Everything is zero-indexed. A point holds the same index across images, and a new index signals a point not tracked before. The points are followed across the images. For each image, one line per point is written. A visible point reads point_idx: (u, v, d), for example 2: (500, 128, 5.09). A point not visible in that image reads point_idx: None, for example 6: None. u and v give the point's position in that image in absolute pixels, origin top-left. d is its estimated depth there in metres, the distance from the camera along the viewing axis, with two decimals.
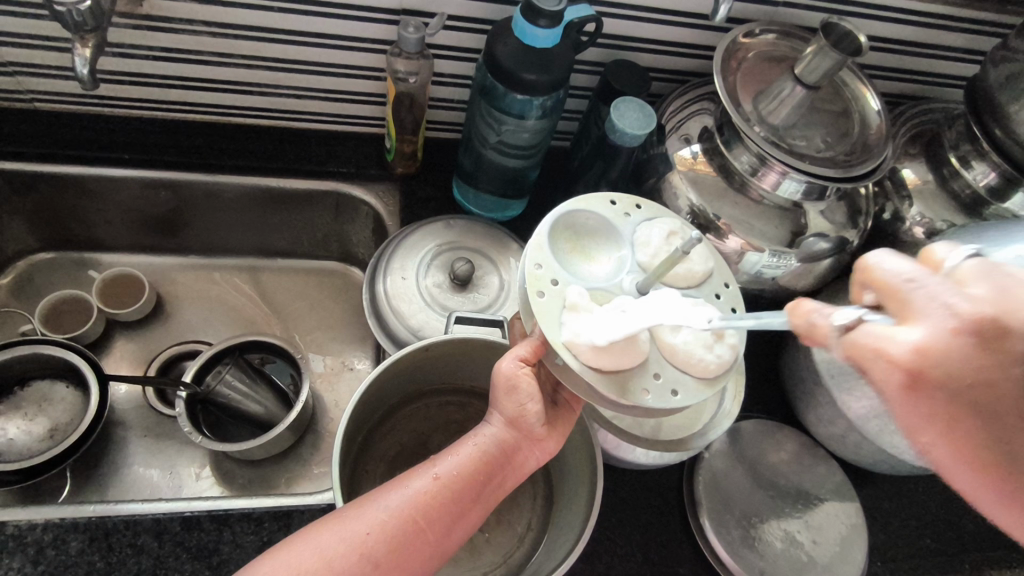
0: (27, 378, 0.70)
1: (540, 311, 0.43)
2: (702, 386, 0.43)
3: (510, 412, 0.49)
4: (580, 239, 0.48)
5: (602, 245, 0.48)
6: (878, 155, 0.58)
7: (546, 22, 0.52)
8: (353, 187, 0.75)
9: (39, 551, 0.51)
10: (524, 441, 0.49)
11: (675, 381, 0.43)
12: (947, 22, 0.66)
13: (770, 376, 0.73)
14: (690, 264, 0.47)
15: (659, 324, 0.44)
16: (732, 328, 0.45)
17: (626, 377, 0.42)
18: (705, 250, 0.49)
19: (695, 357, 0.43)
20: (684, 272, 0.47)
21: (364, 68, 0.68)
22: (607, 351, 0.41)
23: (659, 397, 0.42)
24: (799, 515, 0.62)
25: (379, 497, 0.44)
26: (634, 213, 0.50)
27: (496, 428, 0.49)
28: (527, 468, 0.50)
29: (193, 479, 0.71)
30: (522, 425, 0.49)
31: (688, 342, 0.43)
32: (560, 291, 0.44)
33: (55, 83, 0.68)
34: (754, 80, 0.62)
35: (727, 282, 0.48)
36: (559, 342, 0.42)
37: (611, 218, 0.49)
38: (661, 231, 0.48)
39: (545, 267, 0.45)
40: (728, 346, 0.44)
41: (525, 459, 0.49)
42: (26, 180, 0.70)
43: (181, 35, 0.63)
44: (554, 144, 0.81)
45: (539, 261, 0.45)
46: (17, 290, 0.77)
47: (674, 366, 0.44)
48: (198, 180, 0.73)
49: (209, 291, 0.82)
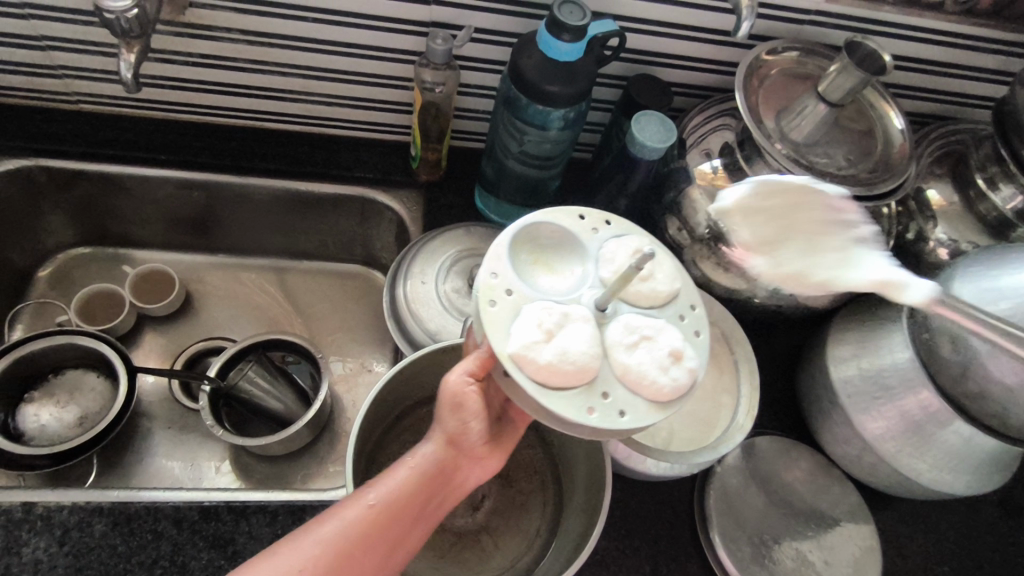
0: (59, 367, 0.72)
1: (490, 321, 0.43)
2: (653, 410, 0.42)
3: (451, 428, 0.48)
4: (543, 250, 0.48)
5: (566, 257, 0.48)
6: (900, 174, 0.58)
7: (569, 37, 0.54)
8: (377, 193, 0.77)
9: (65, 532, 0.53)
10: (464, 458, 0.48)
11: (624, 403, 0.42)
12: (975, 42, 0.66)
13: (787, 394, 0.72)
14: (654, 283, 0.46)
15: (615, 342, 0.44)
16: (691, 351, 0.44)
17: (572, 394, 0.42)
18: (675, 268, 0.48)
19: (647, 379, 0.42)
20: (648, 291, 0.46)
21: (392, 78, 0.71)
22: (555, 369, 0.41)
23: (605, 418, 0.41)
24: (812, 535, 0.62)
25: (315, 529, 0.43)
26: (602, 228, 0.49)
27: (435, 445, 0.48)
28: (467, 486, 0.49)
29: (213, 472, 0.72)
30: (460, 443, 0.48)
31: (641, 364, 0.43)
32: (513, 301, 0.44)
33: (99, 86, 0.71)
34: (777, 98, 0.62)
35: (694, 303, 0.47)
36: (505, 354, 0.42)
37: (577, 231, 0.48)
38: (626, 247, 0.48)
39: (501, 276, 0.44)
40: (685, 369, 0.43)
41: (464, 478, 0.48)
42: (70, 177, 0.73)
43: (221, 43, 0.66)
44: (576, 156, 0.82)
45: (495, 270, 0.45)
46: (56, 283, 0.80)
47: (624, 386, 0.43)
48: (232, 182, 0.76)
49: (238, 289, 0.85)
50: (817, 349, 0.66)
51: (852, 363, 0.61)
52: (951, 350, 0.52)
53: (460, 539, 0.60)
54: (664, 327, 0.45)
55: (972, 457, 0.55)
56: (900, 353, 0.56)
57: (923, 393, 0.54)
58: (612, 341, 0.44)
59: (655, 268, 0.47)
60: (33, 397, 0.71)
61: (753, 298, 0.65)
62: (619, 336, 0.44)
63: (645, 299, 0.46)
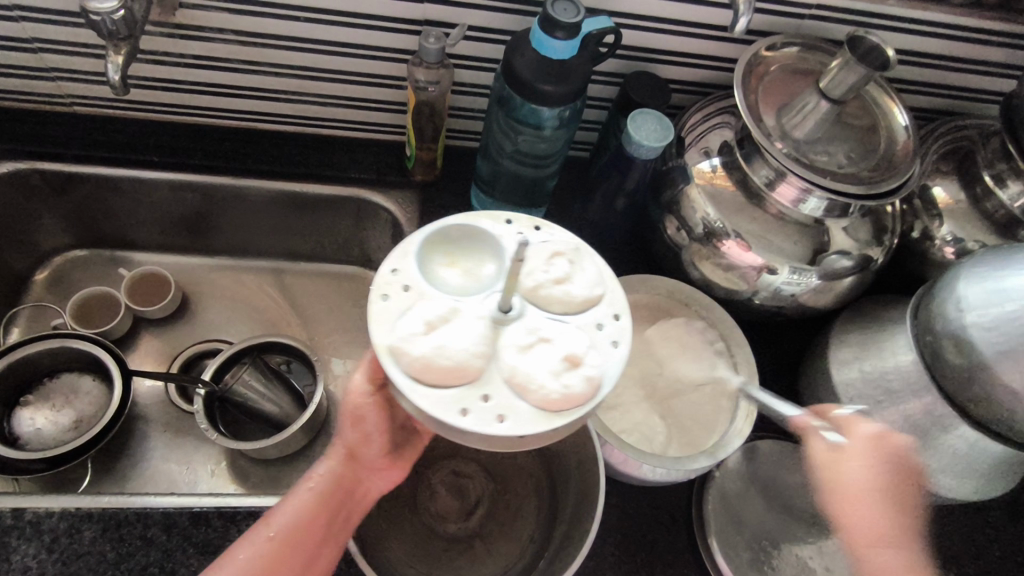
0: (54, 371, 0.72)
1: (377, 312, 0.42)
2: (539, 417, 0.40)
3: (350, 441, 0.52)
4: (459, 249, 0.46)
5: (483, 255, 0.46)
6: (903, 172, 0.57)
7: (563, 34, 0.52)
8: (372, 193, 0.76)
9: (54, 539, 0.52)
10: (363, 471, 0.52)
11: (507, 408, 0.40)
12: (982, 35, 0.64)
13: (789, 397, 0.71)
14: (568, 287, 0.44)
15: (510, 344, 0.42)
16: (595, 359, 0.42)
17: (449, 393, 0.40)
18: (599, 274, 0.46)
19: (534, 384, 0.40)
20: (561, 295, 0.44)
21: (386, 77, 0.70)
22: (430, 364, 0.40)
23: (479, 421, 0.39)
24: (813, 540, 0.61)
25: (223, 563, 0.46)
26: (531, 231, 0.47)
27: (333, 462, 0.51)
28: (372, 497, 0.53)
29: (208, 476, 0.72)
30: (360, 456, 0.52)
31: (530, 368, 0.40)
32: (407, 295, 0.43)
33: (92, 88, 0.71)
34: (777, 94, 0.61)
35: (617, 312, 0.44)
36: (384, 347, 0.41)
37: (499, 230, 0.46)
38: (546, 248, 0.46)
39: (399, 270, 0.44)
40: (580, 377, 0.40)
41: (367, 489, 0.52)
42: (64, 180, 0.73)
43: (211, 44, 0.65)
44: (574, 155, 0.81)
45: (394, 262, 0.44)
46: (52, 286, 0.80)
47: (510, 391, 0.41)
48: (226, 183, 0.75)
49: (234, 291, 0.84)
50: (819, 352, 0.65)
51: (854, 366, 0.60)
52: (956, 354, 0.50)
53: (453, 545, 0.59)
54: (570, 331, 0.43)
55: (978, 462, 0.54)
56: (904, 356, 0.56)
57: (927, 398, 0.54)
58: (507, 342, 0.42)
59: (575, 271, 0.45)
60: (28, 400, 0.71)
61: (752, 299, 0.63)
62: (515, 338, 0.42)
63: (558, 303, 0.44)
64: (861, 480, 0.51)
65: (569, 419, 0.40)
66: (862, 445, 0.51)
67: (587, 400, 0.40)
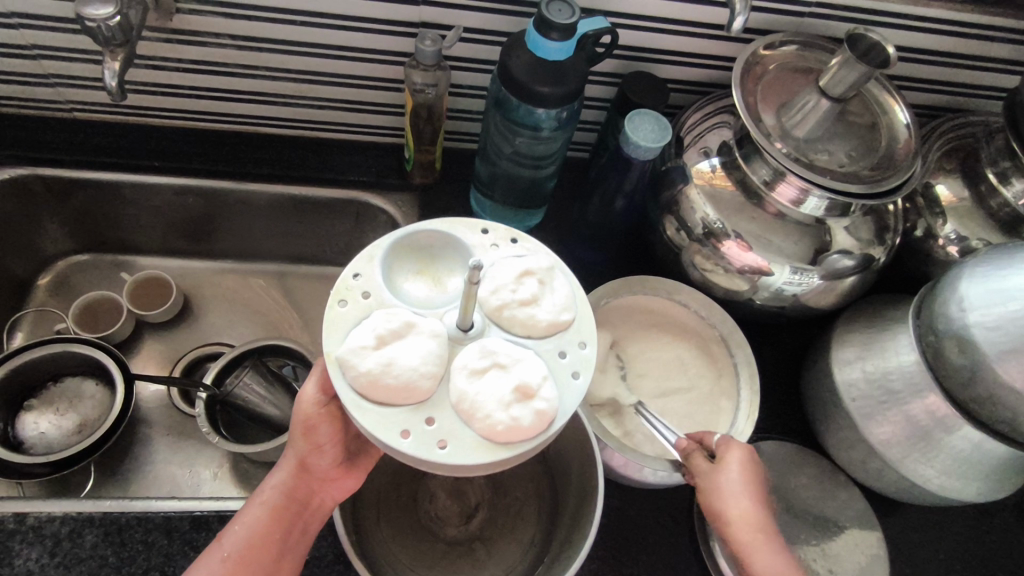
0: (58, 375, 0.73)
1: (334, 319, 0.43)
2: (480, 447, 0.40)
3: (302, 452, 0.51)
4: (430, 260, 0.48)
5: (453, 268, 0.48)
6: (905, 171, 0.56)
7: (558, 35, 0.52)
8: (372, 196, 0.76)
9: (56, 543, 0.53)
10: (316, 483, 0.53)
11: (450, 433, 0.40)
12: (985, 31, 0.63)
13: (792, 397, 0.70)
14: (533, 311, 0.44)
15: (464, 366, 0.43)
16: (548, 390, 0.42)
17: (393, 412, 0.41)
18: (568, 299, 0.46)
19: (481, 412, 0.40)
20: (525, 318, 0.45)
21: (384, 80, 0.70)
22: (376, 380, 0.40)
23: (418, 445, 0.40)
24: (816, 542, 0.60)
25: None
26: (505, 245, 0.48)
27: (284, 475, 0.52)
28: (326, 506, 0.54)
29: (210, 479, 0.72)
30: (311, 467, 0.52)
31: (479, 395, 0.41)
32: (367, 304, 0.44)
33: (92, 94, 0.71)
34: (777, 93, 0.60)
35: (581, 342, 0.45)
36: (334, 356, 0.42)
37: (471, 246, 0.47)
38: (518, 267, 0.46)
39: (363, 279, 0.45)
40: (528, 409, 0.41)
41: (321, 500, 0.53)
42: (66, 186, 0.73)
43: (209, 48, 0.65)
44: (573, 156, 0.80)
45: (359, 271, 0.45)
46: (55, 291, 0.80)
47: (457, 417, 0.41)
48: (226, 187, 0.75)
49: (236, 294, 0.85)
50: (820, 352, 0.64)
51: (856, 366, 0.59)
52: (958, 354, 0.50)
53: (453, 548, 0.59)
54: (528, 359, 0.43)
55: (982, 463, 0.53)
56: (906, 355, 0.55)
57: (929, 397, 0.53)
58: (461, 364, 0.43)
59: (542, 294, 0.45)
60: (32, 405, 0.71)
61: (753, 300, 0.63)
62: (470, 360, 0.43)
63: (520, 326, 0.45)
64: (740, 485, 0.49)
65: (513, 451, 0.40)
66: (702, 462, 0.51)
67: (534, 432, 0.41)
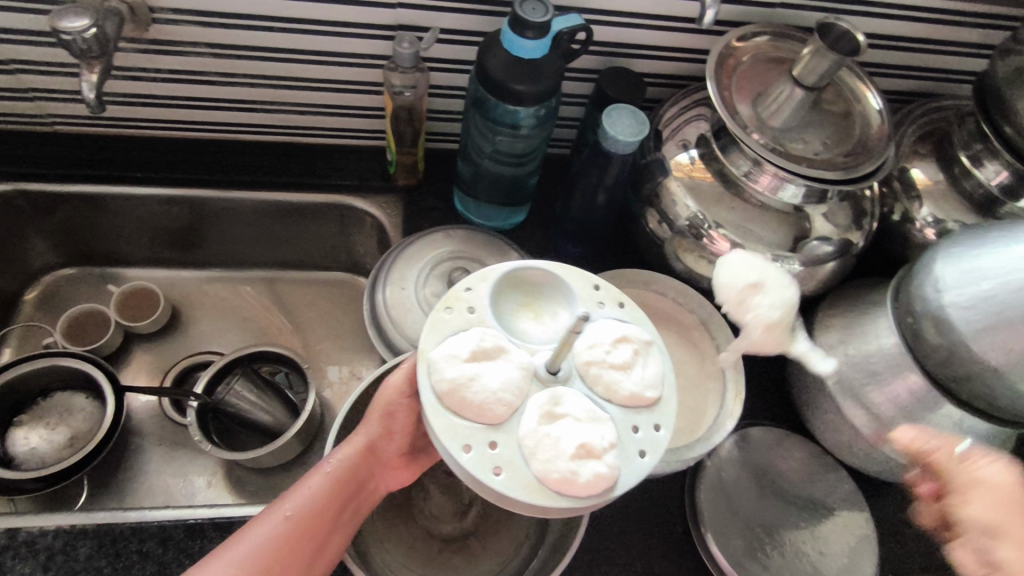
0: (48, 390, 0.72)
1: (438, 322, 0.45)
2: (531, 487, 0.41)
3: (374, 435, 0.53)
4: (535, 294, 0.49)
5: (555, 308, 0.49)
6: (878, 156, 0.57)
7: (533, 33, 0.53)
8: (356, 199, 0.76)
9: (50, 557, 0.53)
10: (378, 468, 0.54)
11: (508, 463, 0.41)
12: (952, 17, 0.65)
13: (778, 384, 0.71)
14: (620, 380, 0.44)
15: (540, 406, 0.43)
16: (611, 457, 0.42)
17: (463, 424, 0.42)
18: (659, 377, 0.46)
19: (540, 455, 0.41)
20: (608, 384, 0.45)
21: (363, 83, 0.70)
22: (457, 390, 0.42)
23: (477, 464, 0.41)
24: (807, 525, 0.61)
25: (229, 549, 0.45)
26: (612, 305, 0.48)
27: (352, 453, 0.52)
28: (379, 494, 0.55)
29: (205, 487, 0.72)
30: (378, 451, 0.53)
31: (546, 439, 0.41)
32: (470, 317, 0.46)
33: (71, 107, 0.71)
34: (751, 84, 0.61)
35: (658, 423, 0.44)
36: (428, 355, 0.44)
37: (582, 296, 0.48)
38: (619, 331, 0.46)
39: (472, 292, 0.47)
40: (587, 469, 0.41)
41: (377, 486, 0.54)
42: (49, 201, 0.73)
43: (187, 57, 0.65)
44: (554, 153, 0.81)
45: (471, 285, 0.47)
46: (41, 305, 0.80)
47: (518, 451, 0.42)
48: (210, 196, 0.75)
49: (224, 302, 0.85)
50: None
51: (838, 350, 0.60)
52: (935, 333, 0.51)
53: (449, 545, 0.60)
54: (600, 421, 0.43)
55: (963, 441, 0.55)
56: (886, 339, 0.56)
57: (911, 377, 0.54)
58: (539, 402, 0.43)
59: (635, 364, 0.45)
60: (22, 420, 0.71)
61: None
62: (547, 404, 0.43)
63: (604, 387, 0.45)
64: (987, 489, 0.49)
65: (563, 502, 0.41)
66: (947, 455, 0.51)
67: (585, 493, 0.41)
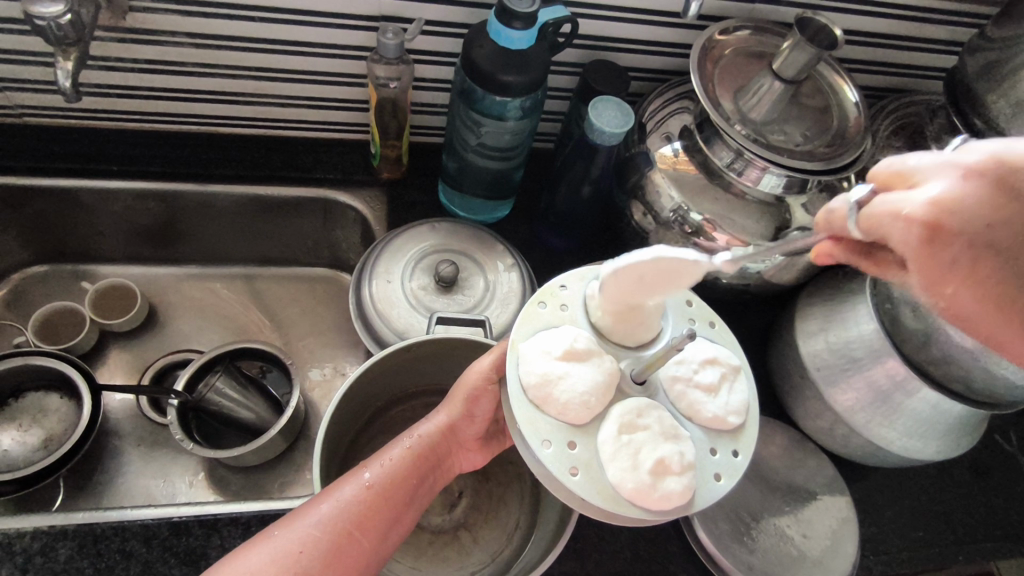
0: (20, 390, 0.70)
1: (531, 315, 0.46)
2: (605, 492, 0.40)
3: (455, 416, 0.53)
4: None
5: None
6: (855, 148, 0.58)
7: (521, 24, 0.53)
8: (339, 193, 0.76)
9: (28, 559, 0.51)
10: (456, 447, 0.55)
11: (585, 465, 0.41)
12: (922, 14, 0.67)
13: (761, 373, 0.72)
14: (707, 403, 0.44)
15: (625, 412, 0.43)
16: (688, 477, 0.41)
17: (545, 420, 0.42)
18: (743, 402, 0.45)
19: (616, 461, 0.41)
20: (690, 404, 0.44)
21: (346, 75, 0.69)
22: (546, 384, 0.42)
23: (555, 461, 0.41)
24: (790, 510, 0.62)
25: (312, 509, 0.45)
26: (703, 324, 0.49)
27: (432, 429, 0.52)
28: (451, 472, 0.55)
29: (187, 486, 0.71)
30: (456, 431, 0.54)
31: (627, 447, 0.41)
32: (563, 313, 0.47)
33: (44, 97, 0.69)
34: (732, 78, 0.62)
35: (735, 449, 0.44)
36: (518, 346, 0.45)
37: (678, 313, 0.48)
38: (707, 352, 0.46)
39: (569, 290, 0.48)
40: (665, 484, 0.40)
41: (451, 464, 0.55)
42: (19, 195, 0.70)
43: (165, 47, 0.64)
44: (538, 146, 0.81)
45: (567, 283, 0.48)
46: (11, 303, 0.77)
47: (596, 454, 0.42)
48: (189, 190, 0.74)
49: (203, 299, 0.83)
50: (785, 326, 0.67)
51: (819, 337, 0.61)
52: None
53: (439, 537, 0.60)
54: (681, 439, 0.42)
55: (941, 422, 0.56)
56: (865, 325, 0.57)
57: (889, 361, 0.55)
58: (624, 408, 0.43)
59: (721, 387, 0.45)
60: None
61: (719, 279, 0.65)
62: (632, 412, 0.43)
63: (688, 407, 0.44)
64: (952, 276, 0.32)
65: (633, 512, 0.40)
66: (910, 241, 0.31)
67: (658, 506, 0.40)
